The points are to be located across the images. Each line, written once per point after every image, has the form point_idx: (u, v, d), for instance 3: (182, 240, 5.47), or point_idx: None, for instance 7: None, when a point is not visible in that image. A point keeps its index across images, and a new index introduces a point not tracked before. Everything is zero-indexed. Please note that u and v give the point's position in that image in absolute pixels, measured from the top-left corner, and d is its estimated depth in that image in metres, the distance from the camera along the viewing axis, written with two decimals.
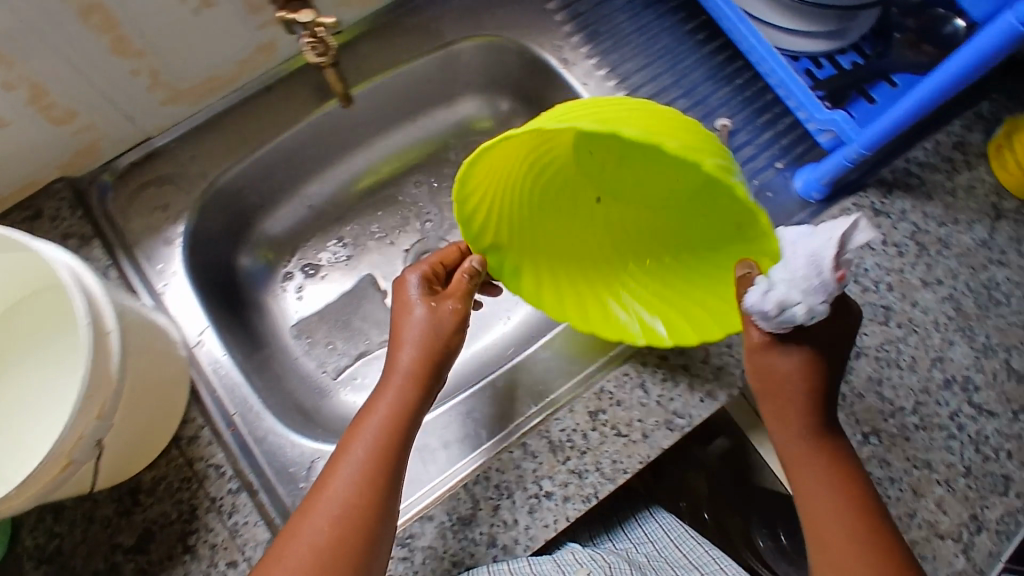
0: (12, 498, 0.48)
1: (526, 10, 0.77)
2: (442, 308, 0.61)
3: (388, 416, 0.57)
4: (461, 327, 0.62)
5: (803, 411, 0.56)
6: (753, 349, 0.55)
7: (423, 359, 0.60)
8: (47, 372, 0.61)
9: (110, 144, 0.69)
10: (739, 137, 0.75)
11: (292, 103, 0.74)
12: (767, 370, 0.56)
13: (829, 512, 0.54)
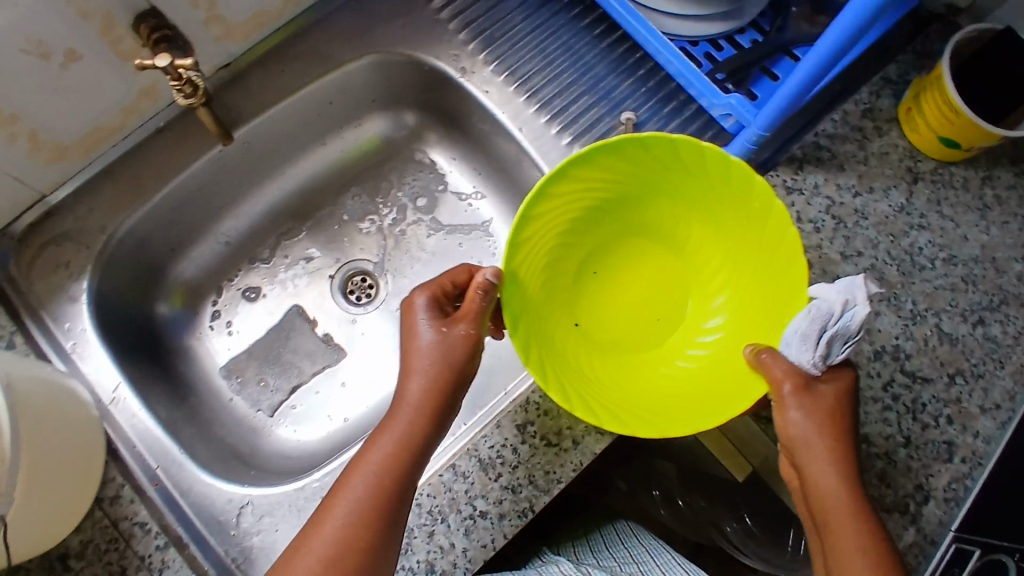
0: None
1: (417, 23, 0.76)
2: (456, 335, 0.58)
3: (391, 464, 0.54)
4: (474, 353, 0.58)
5: (824, 447, 0.55)
6: (792, 392, 0.56)
7: (434, 394, 0.56)
8: None
9: (2, 208, 0.68)
10: (647, 127, 0.73)
11: (188, 146, 0.73)
12: (798, 417, 0.56)
13: (856, 544, 0.52)
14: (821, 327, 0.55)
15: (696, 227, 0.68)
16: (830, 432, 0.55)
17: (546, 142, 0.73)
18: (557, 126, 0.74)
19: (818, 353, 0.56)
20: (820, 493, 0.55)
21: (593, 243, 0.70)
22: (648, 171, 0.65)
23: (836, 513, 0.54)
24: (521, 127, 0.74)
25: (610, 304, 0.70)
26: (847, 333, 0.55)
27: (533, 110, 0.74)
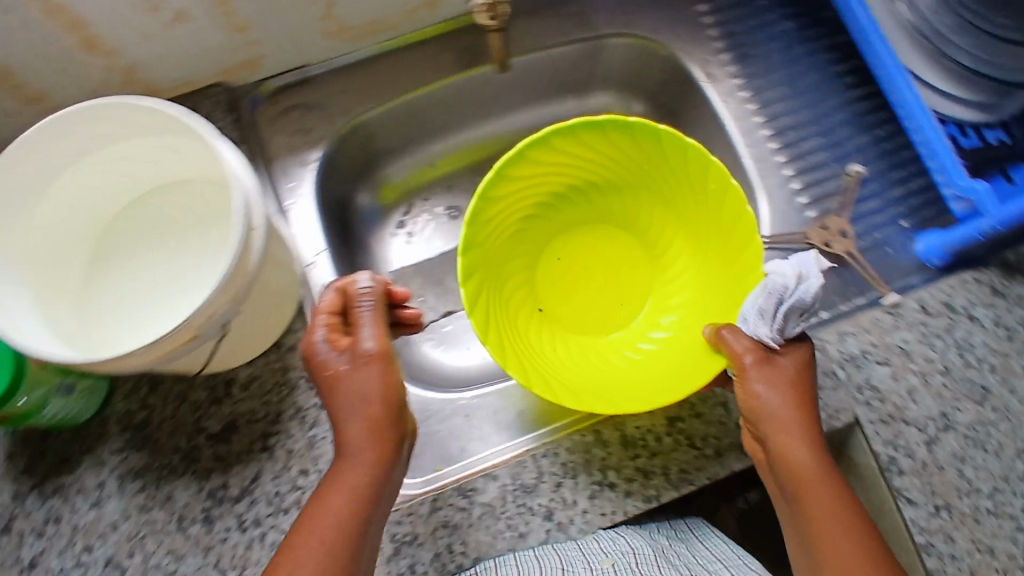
0: (140, 356, 0.49)
1: (681, 19, 0.77)
2: (369, 365, 0.54)
3: (375, 455, 0.53)
4: (396, 390, 0.55)
5: (795, 418, 0.58)
6: (755, 364, 0.59)
7: (380, 409, 0.54)
8: (165, 256, 0.62)
9: (271, 62, 0.71)
10: (868, 187, 0.76)
11: (439, 62, 0.76)
12: (763, 387, 0.58)
13: (834, 516, 0.55)
14: (777, 300, 0.59)
15: (653, 212, 0.78)
16: (793, 403, 0.58)
17: (769, 166, 0.75)
18: (784, 156, 0.75)
19: (775, 326, 0.59)
20: (791, 464, 0.57)
21: (553, 225, 0.79)
22: (592, 158, 0.72)
23: (816, 485, 0.56)
24: (747, 145, 0.75)
25: (558, 280, 0.79)
26: (804, 306, 0.58)
27: (765, 134, 0.75)
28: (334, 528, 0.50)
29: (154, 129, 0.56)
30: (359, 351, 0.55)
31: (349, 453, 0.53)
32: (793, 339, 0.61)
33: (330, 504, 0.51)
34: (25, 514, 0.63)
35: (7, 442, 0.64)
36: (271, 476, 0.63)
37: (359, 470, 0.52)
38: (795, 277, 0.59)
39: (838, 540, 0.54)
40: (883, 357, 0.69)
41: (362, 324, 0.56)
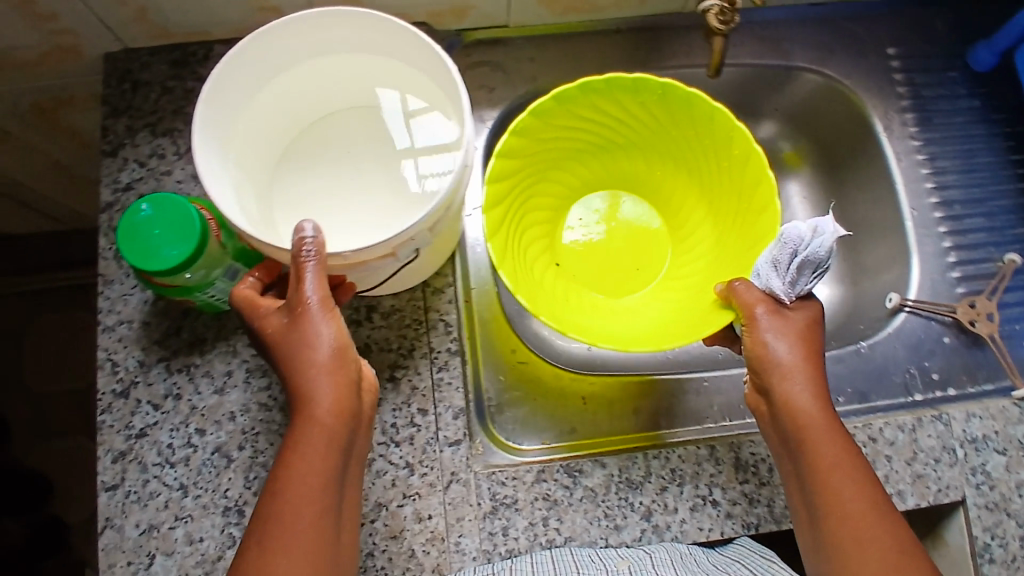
0: (343, 258, 0.51)
1: (871, 70, 0.78)
2: (306, 316, 0.51)
3: (334, 408, 0.51)
4: (342, 341, 0.52)
5: (800, 366, 0.59)
6: (767, 314, 0.61)
7: (332, 357, 0.51)
8: (354, 172, 0.65)
9: (477, 15, 0.73)
10: (1019, 278, 0.75)
11: (628, 55, 0.77)
12: (775, 337, 0.60)
13: (843, 468, 0.57)
14: (791, 253, 0.59)
15: (670, 179, 0.81)
16: (801, 353, 0.60)
17: (930, 234, 0.75)
18: (946, 227, 0.75)
19: (787, 279, 0.60)
20: (796, 412, 0.59)
21: (575, 175, 0.81)
22: (614, 115, 0.75)
23: (818, 433, 0.58)
24: (913, 208, 0.76)
25: (591, 233, 0.81)
26: (816, 260, 0.58)
27: (932, 202, 0.76)
28: (315, 448, 0.50)
29: (388, 49, 0.59)
30: (295, 302, 0.51)
31: (306, 407, 0.51)
32: (801, 298, 0.62)
33: (308, 439, 0.50)
34: (146, 384, 0.64)
35: (145, 311, 0.66)
36: (391, 407, 0.64)
37: (315, 424, 0.50)
38: (810, 230, 0.59)
39: (845, 489, 0.56)
40: (1003, 447, 0.68)
41: (303, 280, 0.51)
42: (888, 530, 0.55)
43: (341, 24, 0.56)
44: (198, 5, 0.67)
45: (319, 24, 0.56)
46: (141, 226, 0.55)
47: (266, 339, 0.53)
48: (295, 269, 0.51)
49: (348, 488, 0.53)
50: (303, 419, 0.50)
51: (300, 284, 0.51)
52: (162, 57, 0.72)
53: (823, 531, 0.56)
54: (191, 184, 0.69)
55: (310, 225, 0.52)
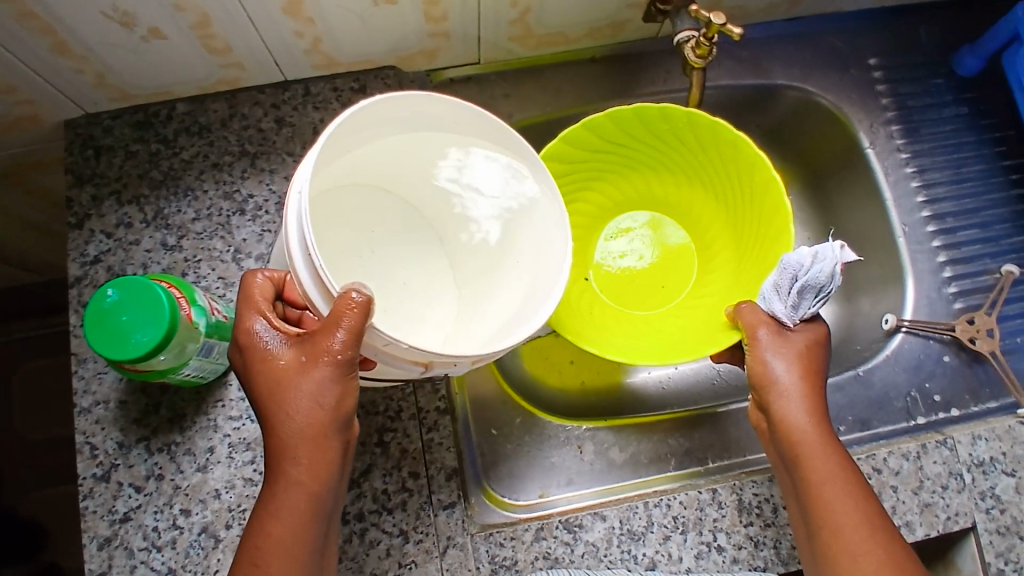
0: (393, 346, 0.47)
1: (854, 84, 0.76)
2: (321, 367, 0.47)
3: (311, 470, 0.48)
4: (348, 386, 0.48)
5: (797, 386, 0.58)
6: (768, 336, 0.59)
7: (328, 416, 0.48)
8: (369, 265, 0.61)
9: (447, 55, 0.71)
10: (1018, 289, 0.73)
11: (604, 85, 0.75)
12: (776, 359, 0.59)
13: (838, 485, 0.55)
14: (791, 278, 0.57)
15: (690, 202, 0.78)
16: (800, 373, 0.59)
17: (923, 249, 0.73)
18: (939, 241, 0.74)
19: (789, 303, 0.59)
20: (790, 431, 0.57)
21: (601, 195, 0.77)
22: (645, 138, 0.71)
23: (815, 451, 0.56)
24: (904, 224, 0.74)
25: (611, 249, 0.79)
26: (817, 285, 0.56)
27: (923, 216, 0.74)
28: (296, 514, 0.48)
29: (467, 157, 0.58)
30: (321, 348, 0.47)
31: (286, 465, 0.48)
32: (808, 319, 0.60)
33: (288, 502, 0.48)
34: (127, 466, 0.62)
35: (121, 389, 0.63)
36: (381, 473, 0.62)
37: (298, 489, 0.48)
38: (811, 255, 0.56)
39: (839, 505, 0.54)
40: (1011, 468, 0.66)
41: (335, 329, 0.46)
42: (884, 548, 0.53)
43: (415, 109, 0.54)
44: (156, 66, 0.64)
45: (394, 110, 0.53)
46: (109, 312, 0.53)
47: (271, 370, 0.49)
48: (333, 316, 0.45)
49: (328, 544, 0.52)
50: (283, 480, 0.48)
51: (331, 327, 0.46)
52: (125, 120, 0.69)
53: (817, 547, 0.55)
54: (161, 253, 0.65)
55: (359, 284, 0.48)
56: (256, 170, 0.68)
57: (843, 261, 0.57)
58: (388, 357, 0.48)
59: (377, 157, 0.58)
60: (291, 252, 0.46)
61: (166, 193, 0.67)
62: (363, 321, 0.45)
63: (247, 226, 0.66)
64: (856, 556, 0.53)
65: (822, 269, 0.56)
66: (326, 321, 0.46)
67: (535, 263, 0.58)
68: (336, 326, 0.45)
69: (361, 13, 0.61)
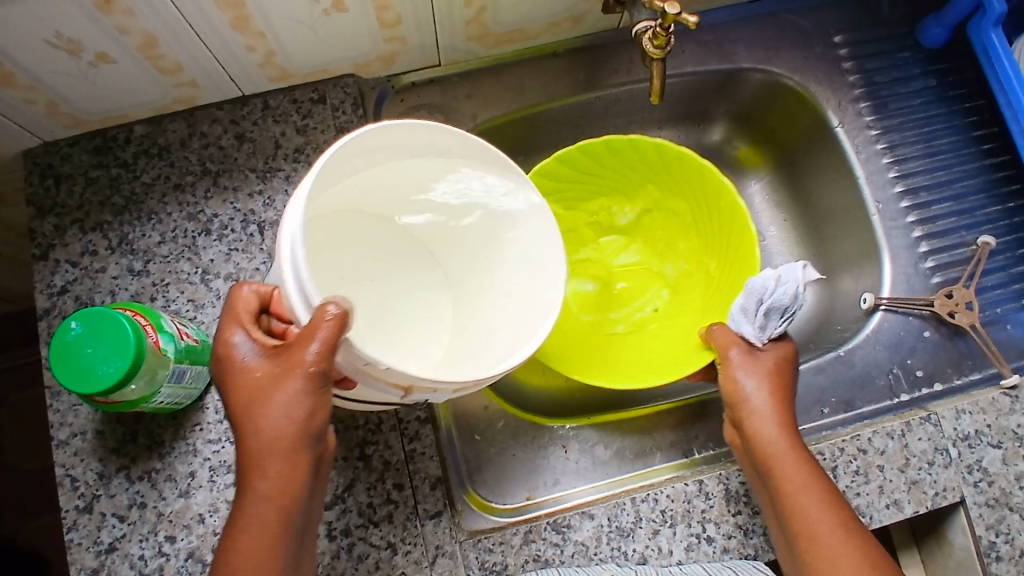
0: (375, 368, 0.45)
1: (820, 62, 0.75)
2: (294, 381, 0.46)
3: (280, 484, 0.48)
4: (320, 396, 0.47)
5: (766, 401, 0.60)
6: (739, 354, 0.61)
7: (298, 429, 0.47)
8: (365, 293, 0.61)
9: (406, 59, 0.70)
10: (995, 259, 0.73)
11: (568, 79, 0.75)
12: (745, 375, 0.61)
13: (808, 493, 0.55)
14: (757, 301, 0.61)
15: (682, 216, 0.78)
16: (771, 389, 0.60)
17: (898, 226, 0.73)
18: (914, 216, 0.73)
19: (757, 324, 0.62)
20: (762, 443, 0.58)
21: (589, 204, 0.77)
22: (624, 155, 0.71)
23: (784, 460, 0.57)
24: (877, 201, 0.73)
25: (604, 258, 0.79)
26: (782, 307, 0.61)
27: (896, 191, 0.74)
28: (267, 527, 0.47)
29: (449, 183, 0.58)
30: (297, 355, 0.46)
31: (256, 478, 0.47)
32: (776, 338, 0.63)
33: (256, 516, 0.47)
34: (109, 497, 0.61)
35: (97, 420, 0.63)
36: (365, 487, 0.61)
37: (268, 502, 0.47)
38: (773, 278, 0.61)
39: (809, 512, 0.55)
40: (997, 440, 0.66)
41: (314, 333, 0.44)
42: (861, 549, 0.52)
43: (399, 139, 0.52)
44: (108, 90, 0.63)
45: (379, 141, 0.51)
46: (73, 346, 0.52)
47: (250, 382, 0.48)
48: (309, 325, 0.44)
49: (303, 556, 0.51)
50: (254, 493, 0.48)
51: (309, 336, 0.45)
52: (83, 146, 0.67)
53: (793, 551, 0.55)
54: (127, 279, 0.65)
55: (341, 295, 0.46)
56: (219, 188, 0.67)
57: (805, 284, 0.61)
58: (368, 377, 0.47)
59: (368, 189, 0.58)
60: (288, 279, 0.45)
61: (130, 218, 0.66)
62: (337, 333, 0.44)
63: (214, 246, 0.66)
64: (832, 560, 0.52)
65: (785, 292, 0.60)
66: (303, 331, 0.45)
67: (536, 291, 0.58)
68: (312, 337, 0.44)
69: (312, 22, 0.60)
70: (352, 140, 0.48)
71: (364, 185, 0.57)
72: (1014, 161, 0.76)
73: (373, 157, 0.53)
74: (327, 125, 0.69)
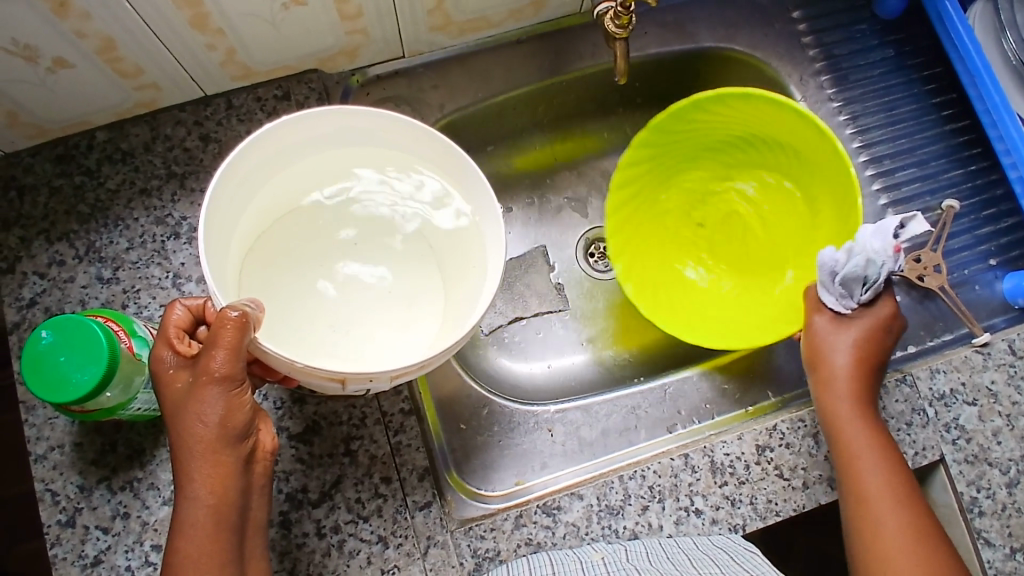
0: (304, 365, 0.47)
1: (780, 38, 0.76)
2: (206, 386, 0.47)
3: (209, 487, 0.47)
4: (242, 396, 0.48)
5: (846, 369, 0.64)
6: (823, 322, 0.67)
7: (215, 433, 0.47)
8: (347, 279, 0.63)
9: (369, 52, 0.70)
10: (960, 222, 0.74)
11: (534, 65, 0.75)
12: (843, 337, 0.65)
13: (869, 451, 0.61)
14: (831, 273, 0.66)
15: (795, 179, 0.76)
16: (855, 358, 0.64)
17: (864, 194, 0.75)
18: (879, 184, 0.75)
19: (834, 294, 0.66)
20: (835, 415, 0.63)
21: (733, 165, 0.80)
22: (756, 117, 0.72)
23: (852, 429, 0.62)
24: None
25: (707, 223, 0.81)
26: (852, 277, 0.64)
27: (860, 160, 0.75)
28: (200, 527, 0.47)
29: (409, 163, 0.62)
30: (209, 362, 0.47)
31: (184, 483, 0.47)
32: (863, 304, 0.66)
33: (189, 519, 0.47)
34: (91, 509, 0.60)
35: (75, 432, 0.62)
36: (353, 482, 0.61)
37: (195, 504, 0.47)
38: (860, 259, 0.63)
39: (871, 482, 0.60)
40: (972, 398, 0.67)
41: (223, 337, 0.46)
42: (906, 519, 0.59)
43: (320, 125, 0.57)
44: (68, 97, 0.62)
45: (299, 126, 0.56)
46: (45, 356, 0.51)
47: (171, 393, 0.48)
48: (213, 332, 0.46)
49: (245, 564, 0.50)
50: (185, 497, 0.47)
51: (215, 342, 0.46)
52: (44, 156, 0.66)
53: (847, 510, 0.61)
54: (97, 287, 0.64)
55: (246, 304, 0.49)
56: (186, 191, 0.66)
57: (885, 250, 0.63)
58: (305, 375, 0.49)
59: (309, 176, 0.62)
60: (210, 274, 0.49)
61: (96, 225, 0.65)
62: (242, 335, 0.47)
63: (184, 249, 0.65)
64: (886, 528, 0.59)
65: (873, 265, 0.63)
66: (207, 340, 0.47)
67: (481, 262, 0.59)
68: (216, 342, 0.46)
69: (271, 17, 0.60)
70: (265, 131, 0.54)
71: (299, 174, 0.61)
72: (973, 126, 0.77)
73: (298, 146, 0.58)
74: None
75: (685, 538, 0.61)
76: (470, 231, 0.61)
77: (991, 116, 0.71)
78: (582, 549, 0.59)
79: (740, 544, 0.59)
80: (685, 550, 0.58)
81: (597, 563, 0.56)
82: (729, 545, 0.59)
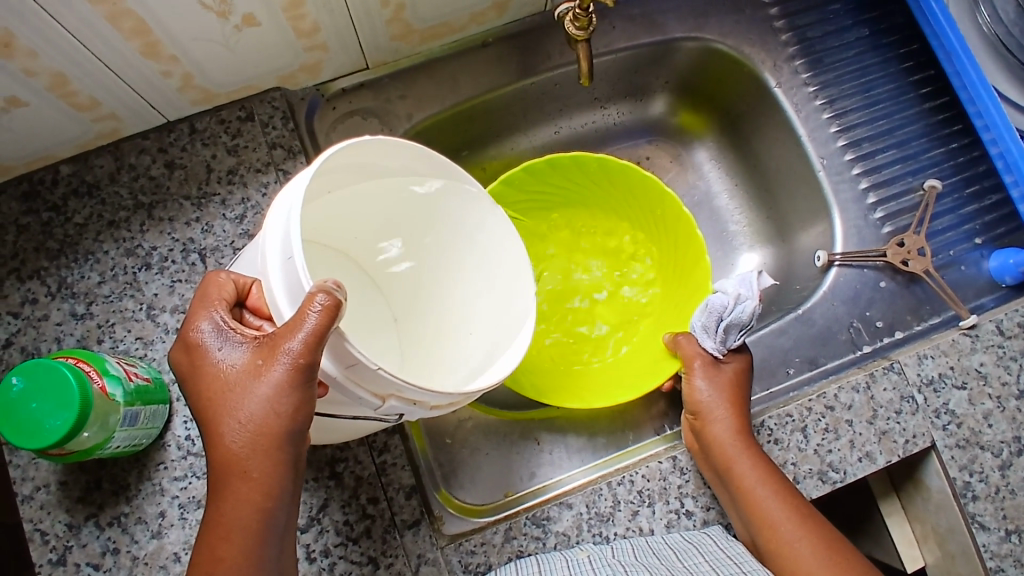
0: (370, 372, 0.44)
1: (751, 24, 0.75)
2: (276, 372, 0.43)
3: (261, 484, 0.44)
4: (309, 394, 0.44)
5: (722, 408, 0.63)
6: (701, 365, 0.66)
7: (276, 425, 0.44)
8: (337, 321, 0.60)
9: (331, 67, 0.68)
10: (942, 202, 0.73)
11: (502, 68, 0.74)
12: (704, 385, 0.64)
13: (759, 484, 0.59)
14: (718, 318, 0.65)
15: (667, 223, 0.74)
16: (729, 400, 0.64)
17: (844, 179, 0.73)
18: (859, 168, 0.74)
19: (717, 338, 0.66)
20: (720, 445, 0.61)
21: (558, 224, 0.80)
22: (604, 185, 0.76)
23: (742, 464, 0.60)
24: (821, 156, 0.74)
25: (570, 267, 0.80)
26: (741, 322, 0.64)
27: (840, 145, 0.74)
28: (246, 525, 0.44)
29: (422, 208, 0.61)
30: (282, 346, 0.43)
31: (235, 475, 0.44)
32: (734, 350, 0.67)
33: (236, 518, 0.44)
34: (81, 547, 0.60)
35: (59, 471, 0.61)
36: (339, 505, 0.60)
37: (246, 502, 0.44)
38: (733, 297, 0.65)
39: (770, 510, 0.58)
40: (961, 381, 0.66)
41: (302, 326, 0.42)
42: (813, 532, 0.57)
43: (367, 159, 0.53)
44: (26, 134, 0.61)
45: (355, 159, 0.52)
46: (16, 402, 0.51)
47: (230, 376, 0.45)
48: (295, 315, 0.42)
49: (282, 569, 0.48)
50: (230, 491, 0.44)
51: (293, 328, 0.42)
52: (10, 193, 0.65)
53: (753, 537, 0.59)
54: (72, 323, 0.63)
55: (331, 283, 0.44)
56: (155, 221, 0.65)
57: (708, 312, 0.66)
58: (351, 385, 0.45)
59: (329, 202, 0.57)
60: (270, 268, 0.46)
61: (66, 261, 0.64)
62: (329, 323, 0.42)
63: (156, 279, 0.64)
64: (794, 551, 0.57)
65: (718, 331, 0.65)
66: (287, 323, 0.43)
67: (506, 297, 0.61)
68: (295, 327, 0.42)
69: (225, 40, 0.59)
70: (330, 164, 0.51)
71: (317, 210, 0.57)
72: (953, 102, 0.76)
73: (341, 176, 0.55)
74: (257, 142, 0.67)
75: (674, 535, 0.60)
76: (485, 265, 0.62)
77: (969, 93, 0.70)
78: (566, 552, 0.59)
79: (732, 540, 0.59)
80: (673, 546, 0.58)
81: (583, 561, 0.57)
82: (723, 541, 0.59)
